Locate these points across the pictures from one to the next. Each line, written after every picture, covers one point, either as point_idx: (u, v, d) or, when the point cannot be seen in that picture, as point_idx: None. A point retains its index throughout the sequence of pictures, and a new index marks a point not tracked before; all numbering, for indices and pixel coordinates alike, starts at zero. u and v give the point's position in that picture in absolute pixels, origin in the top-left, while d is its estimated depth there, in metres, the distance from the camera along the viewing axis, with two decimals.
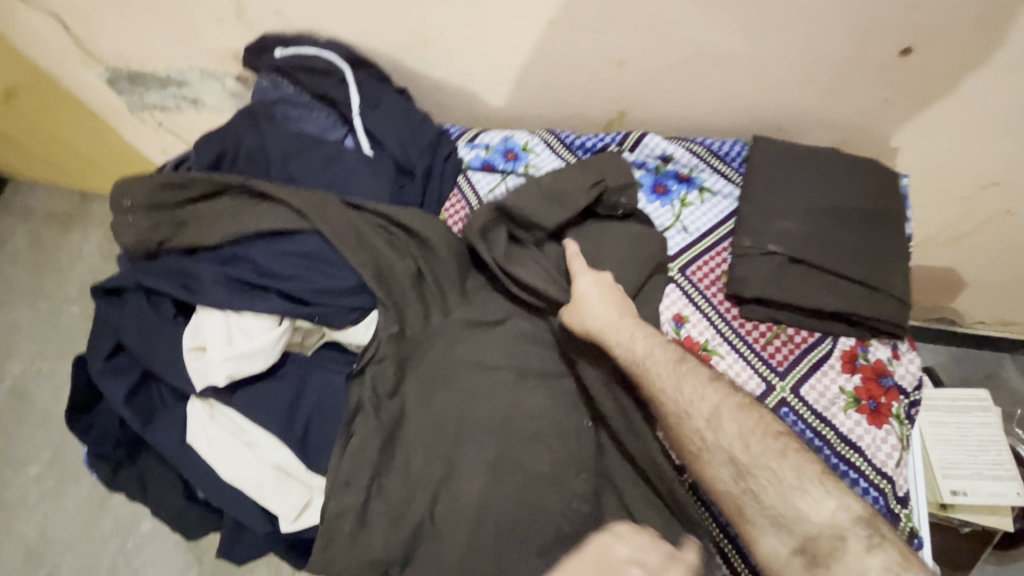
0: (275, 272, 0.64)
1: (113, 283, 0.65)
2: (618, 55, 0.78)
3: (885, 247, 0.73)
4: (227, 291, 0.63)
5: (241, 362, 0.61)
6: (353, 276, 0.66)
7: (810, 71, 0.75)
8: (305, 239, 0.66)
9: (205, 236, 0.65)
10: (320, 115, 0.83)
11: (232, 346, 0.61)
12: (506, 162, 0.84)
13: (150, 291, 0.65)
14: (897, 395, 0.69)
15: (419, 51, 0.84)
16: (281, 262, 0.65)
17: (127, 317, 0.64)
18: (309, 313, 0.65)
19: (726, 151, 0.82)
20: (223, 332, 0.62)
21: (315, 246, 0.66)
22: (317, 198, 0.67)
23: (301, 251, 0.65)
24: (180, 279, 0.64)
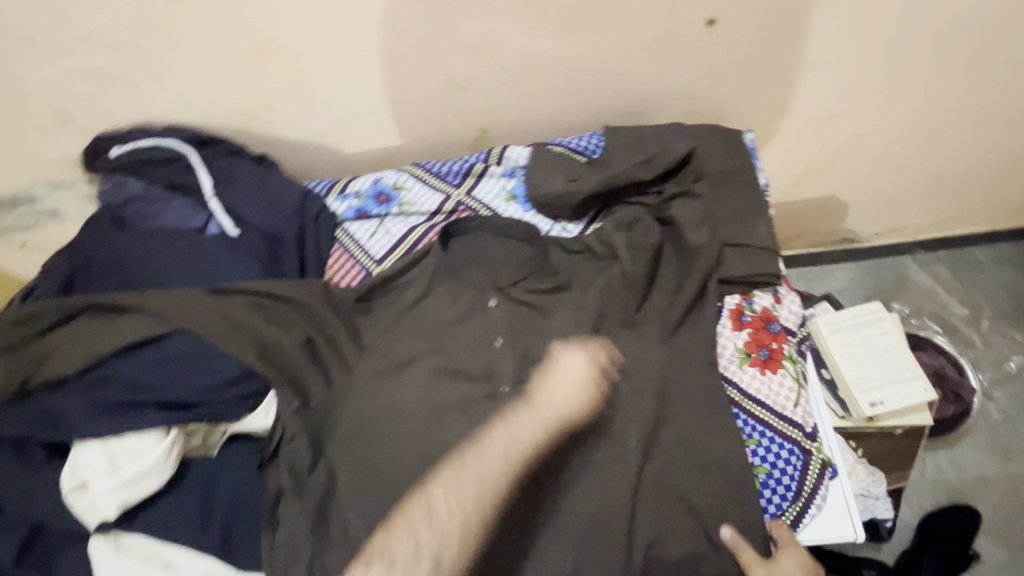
0: (149, 383, 0.62)
1: None
2: (457, 79, 0.80)
3: (740, 204, 0.78)
4: (101, 417, 0.60)
5: (130, 487, 0.59)
6: (235, 365, 0.64)
7: (635, 56, 0.79)
8: (174, 342, 0.64)
9: (65, 366, 0.62)
10: (174, 203, 0.79)
11: (117, 474, 0.59)
12: (379, 206, 0.84)
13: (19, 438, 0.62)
14: (786, 337, 0.74)
15: (262, 117, 0.82)
16: (154, 371, 0.62)
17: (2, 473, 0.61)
18: (196, 415, 0.63)
19: (586, 145, 0.84)
20: (105, 461, 0.60)
21: (187, 346, 0.64)
22: (179, 296, 0.66)
23: (172, 354, 0.63)
24: (48, 419, 0.61)
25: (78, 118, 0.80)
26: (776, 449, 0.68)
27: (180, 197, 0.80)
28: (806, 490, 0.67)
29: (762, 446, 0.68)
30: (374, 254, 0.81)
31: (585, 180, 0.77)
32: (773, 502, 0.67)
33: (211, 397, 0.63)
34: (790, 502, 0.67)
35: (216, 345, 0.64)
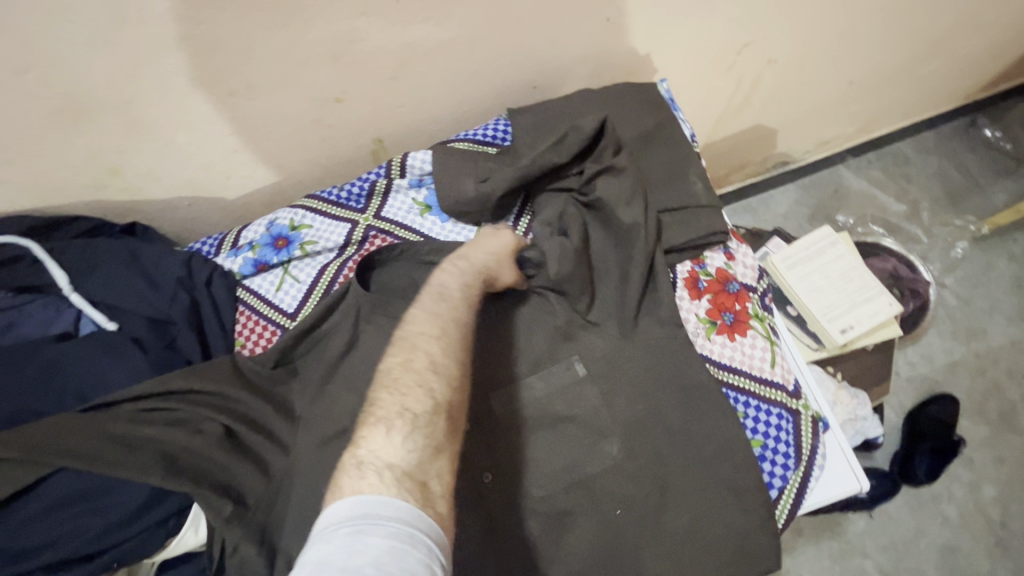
0: (37, 540, 0.52)
1: None
2: (329, 93, 0.69)
3: (669, 164, 0.71)
4: None
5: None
6: (141, 489, 0.54)
7: (522, 27, 0.70)
8: (62, 480, 0.54)
9: None
10: (29, 309, 0.66)
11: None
12: (278, 253, 0.74)
13: None
14: (747, 295, 0.69)
15: (113, 183, 0.70)
16: (47, 521, 0.53)
17: None
18: (107, 561, 0.53)
19: (492, 132, 0.75)
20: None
21: (80, 482, 0.54)
22: (49, 426, 0.55)
23: (57, 499, 0.53)
24: None
25: None
26: (765, 417, 0.63)
27: (36, 299, 0.67)
28: (804, 454, 0.63)
29: (750, 417, 0.63)
30: (286, 308, 0.71)
31: (496, 176, 0.69)
32: (775, 475, 0.62)
33: (120, 533, 0.53)
34: (792, 471, 0.62)
35: (111, 472, 0.54)
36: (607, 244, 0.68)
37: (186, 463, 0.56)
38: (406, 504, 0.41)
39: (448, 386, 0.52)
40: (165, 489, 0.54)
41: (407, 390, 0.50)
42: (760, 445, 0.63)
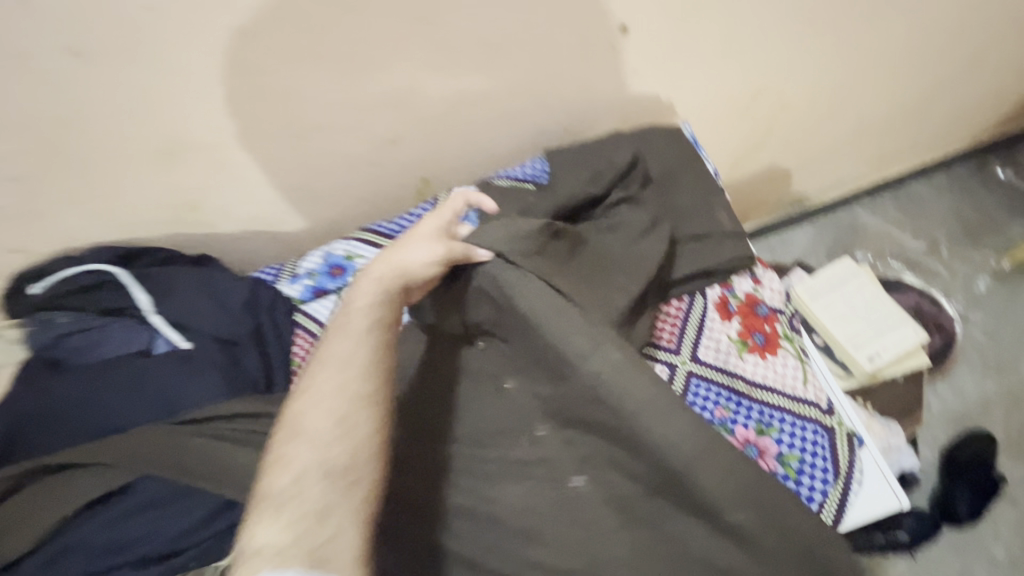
0: (123, 540, 0.55)
1: None
2: (385, 136, 0.77)
3: (696, 196, 0.77)
4: None
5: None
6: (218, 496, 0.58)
7: (558, 77, 0.78)
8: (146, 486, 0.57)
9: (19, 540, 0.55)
10: (110, 329, 0.73)
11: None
12: (335, 280, 0.80)
13: None
14: (775, 317, 0.73)
15: (190, 217, 0.77)
16: (131, 525, 0.56)
17: None
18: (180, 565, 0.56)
19: (530, 172, 0.82)
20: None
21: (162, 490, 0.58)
22: (140, 436, 0.60)
23: (142, 502, 0.57)
24: None
25: None
26: (803, 432, 0.64)
27: (116, 321, 0.73)
28: (843, 469, 0.63)
29: (786, 433, 0.64)
30: None
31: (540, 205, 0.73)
32: (815, 489, 0.62)
33: (197, 539, 0.56)
34: (831, 485, 0.63)
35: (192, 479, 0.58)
36: None
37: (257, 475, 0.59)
38: (316, 536, 0.47)
39: (363, 379, 0.55)
40: (237, 498, 0.58)
41: (332, 409, 0.54)
42: (797, 460, 0.63)
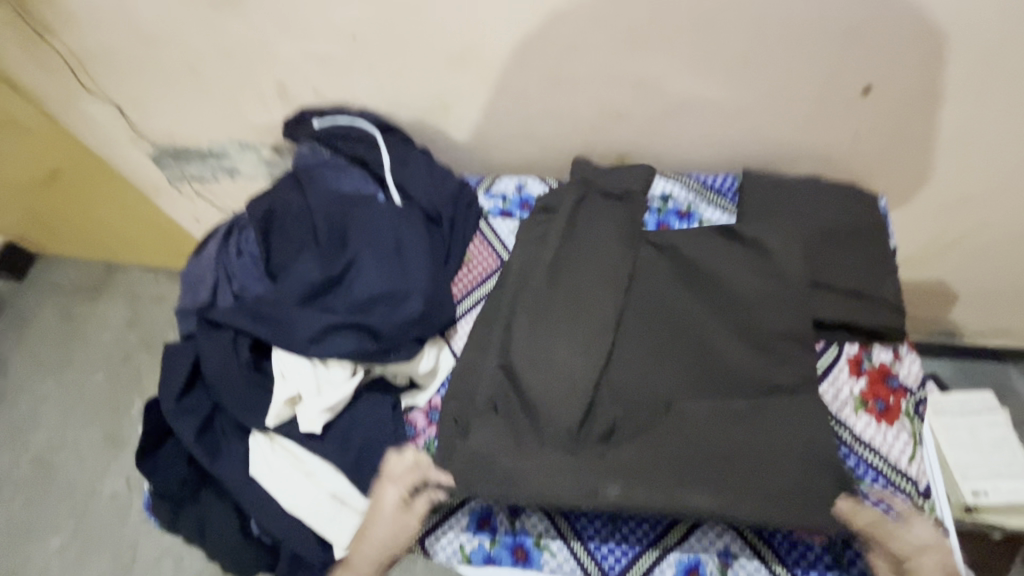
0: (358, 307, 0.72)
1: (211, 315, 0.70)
2: (615, 108, 0.89)
3: (875, 263, 0.80)
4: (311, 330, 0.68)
5: (333, 409, 0.67)
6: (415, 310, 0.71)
7: (785, 110, 0.85)
8: (369, 272, 0.74)
9: (282, 291, 0.72)
10: (352, 173, 0.91)
11: (322, 396, 0.67)
12: (522, 211, 0.93)
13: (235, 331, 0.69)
14: (903, 393, 0.74)
15: (439, 114, 0.94)
16: (354, 299, 0.72)
17: (209, 349, 0.68)
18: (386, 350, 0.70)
19: (719, 185, 0.91)
20: (311, 380, 0.67)
21: (379, 286, 0.73)
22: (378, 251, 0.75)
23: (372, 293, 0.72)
24: (262, 321, 0.69)
25: (292, 92, 0.94)
26: (886, 501, 0.68)
27: (358, 169, 0.92)
28: None
29: (874, 491, 0.68)
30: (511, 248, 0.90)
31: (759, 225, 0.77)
32: None
33: (389, 325, 0.70)
34: None
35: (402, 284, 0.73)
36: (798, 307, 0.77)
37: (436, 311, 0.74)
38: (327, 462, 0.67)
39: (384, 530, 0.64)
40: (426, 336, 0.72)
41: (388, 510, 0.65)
42: None
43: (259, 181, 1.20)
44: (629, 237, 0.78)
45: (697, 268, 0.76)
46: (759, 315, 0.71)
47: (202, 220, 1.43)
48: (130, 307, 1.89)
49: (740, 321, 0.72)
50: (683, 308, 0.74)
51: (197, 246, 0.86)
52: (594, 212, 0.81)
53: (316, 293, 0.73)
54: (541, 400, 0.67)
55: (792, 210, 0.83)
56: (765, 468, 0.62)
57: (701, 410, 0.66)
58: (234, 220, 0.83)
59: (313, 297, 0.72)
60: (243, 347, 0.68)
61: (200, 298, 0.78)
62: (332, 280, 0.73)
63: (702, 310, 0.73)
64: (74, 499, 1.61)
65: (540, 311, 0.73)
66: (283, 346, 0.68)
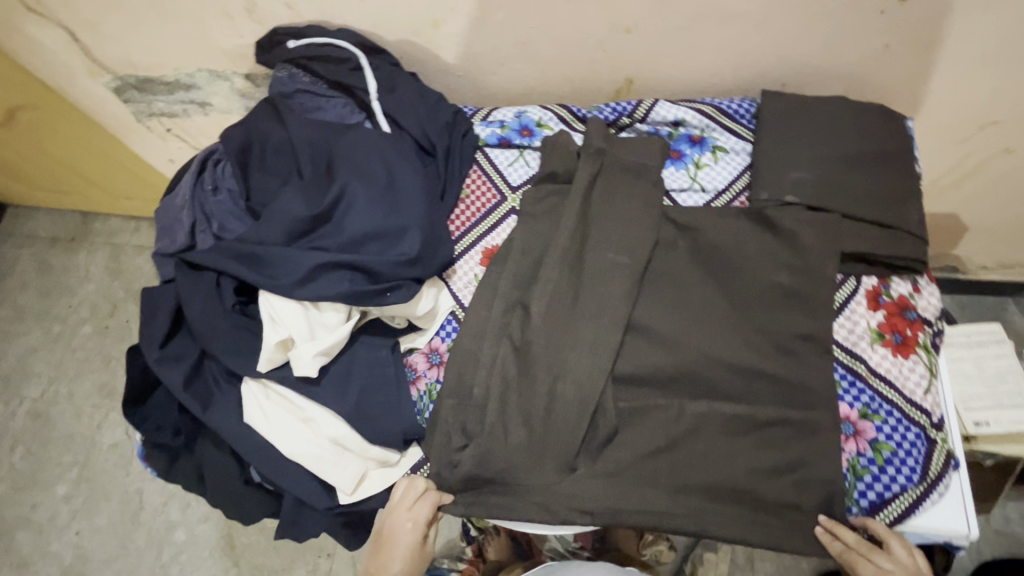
0: (351, 247, 0.66)
1: (190, 256, 0.65)
2: (624, 22, 0.80)
3: (899, 189, 0.75)
4: (301, 272, 0.63)
5: (328, 352, 0.64)
6: (410, 249, 0.66)
7: (811, 22, 0.77)
8: (359, 207, 0.68)
9: (266, 231, 0.66)
10: (335, 100, 0.83)
11: (316, 339, 0.63)
12: (521, 140, 0.86)
13: (218, 273, 0.64)
14: (921, 326, 0.72)
15: (429, 33, 0.85)
16: (344, 237, 0.67)
17: (191, 291, 0.63)
18: (382, 291, 0.66)
19: (734, 108, 0.85)
20: (303, 323, 0.63)
21: (371, 221, 0.67)
22: (371, 187, 0.69)
23: (364, 231, 0.67)
24: (246, 262, 0.64)
25: (262, 9, 0.84)
26: (901, 434, 0.66)
27: (342, 96, 0.84)
28: (930, 476, 0.65)
29: (888, 425, 0.67)
30: (511, 181, 0.84)
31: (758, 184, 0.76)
32: (894, 481, 0.65)
33: (383, 264, 0.65)
34: (912, 484, 0.65)
35: (396, 222, 0.67)
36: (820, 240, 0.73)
37: (433, 249, 0.69)
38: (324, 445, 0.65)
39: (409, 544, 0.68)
40: (423, 276, 0.67)
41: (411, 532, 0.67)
42: (889, 450, 0.66)
43: (234, 116, 1.11)
44: (645, 224, 0.72)
45: (719, 264, 0.71)
46: (778, 320, 0.69)
47: (177, 160, 1.34)
48: (112, 256, 1.81)
49: (759, 328, 0.69)
50: (698, 300, 0.70)
51: (170, 184, 0.79)
52: (610, 193, 0.74)
53: (303, 231, 0.67)
54: (550, 412, 0.65)
55: (811, 135, 0.78)
56: (766, 487, 0.64)
57: (712, 427, 0.65)
58: (209, 155, 0.75)
59: (299, 235, 0.67)
60: (228, 289, 0.64)
61: (177, 239, 0.73)
62: (319, 217, 0.68)
63: (716, 302, 0.70)
64: (76, 449, 1.61)
65: (550, 310, 0.68)
66: (270, 287, 0.63)
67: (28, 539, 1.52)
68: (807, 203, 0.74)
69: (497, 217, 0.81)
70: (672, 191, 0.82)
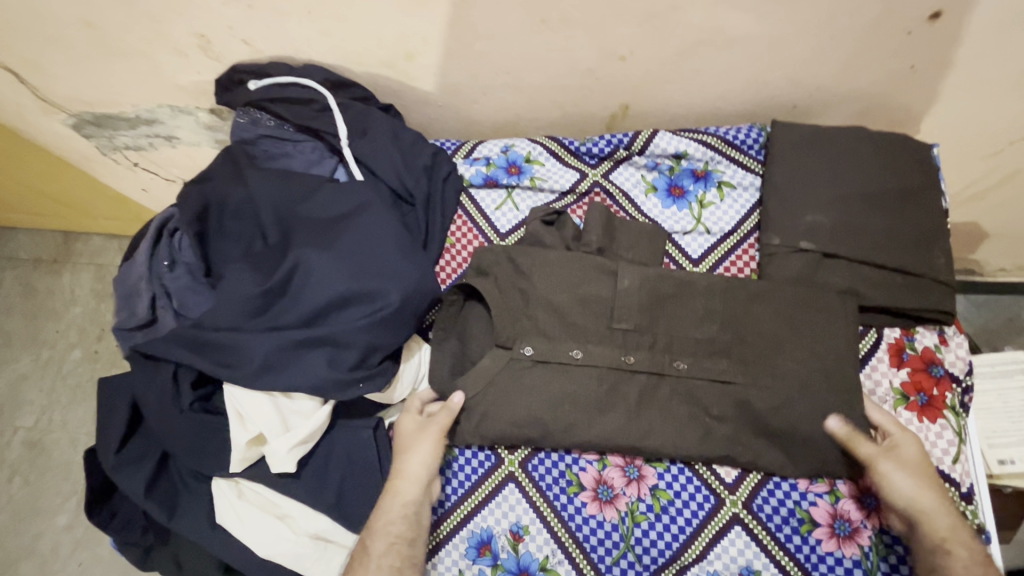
0: (319, 319, 0.59)
1: (144, 346, 0.59)
2: (618, 49, 0.73)
3: (924, 229, 0.68)
4: (264, 354, 0.56)
5: (305, 442, 0.57)
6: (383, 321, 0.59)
7: (825, 43, 0.69)
8: (322, 270, 0.59)
9: (221, 311, 0.58)
10: (303, 145, 0.76)
11: (291, 431, 0.57)
12: (509, 178, 0.78)
13: (174, 364, 0.58)
14: (949, 384, 0.66)
15: (403, 65, 0.77)
16: (305, 305, 0.58)
17: (148, 386, 0.58)
18: (355, 379, 0.58)
19: (742, 138, 0.77)
20: (274, 417, 0.57)
21: (336, 287, 0.59)
22: (341, 249, 0.62)
23: (333, 299, 0.59)
24: (204, 351, 0.57)
25: (218, 45, 0.76)
26: None
27: (311, 140, 0.77)
28: None
29: None
30: (499, 227, 0.77)
31: (769, 228, 0.70)
32: None
33: (355, 334, 0.58)
34: None
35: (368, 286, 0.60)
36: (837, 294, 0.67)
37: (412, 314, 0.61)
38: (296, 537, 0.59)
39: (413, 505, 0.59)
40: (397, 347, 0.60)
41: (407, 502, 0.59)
42: None
43: (203, 149, 1.03)
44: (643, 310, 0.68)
45: (734, 346, 0.65)
46: (798, 414, 0.62)
47: (150, 190, 1.27)
48: (97, 280, 1.75)
49: (777, 418, 0.63)
50: (706, 382, 0.64)
51: (128, 250, 0.72)
52: (611, 227, 0.72)
53: (258, 301, 0.58)
54: None
55: (828, 169, 0.71)
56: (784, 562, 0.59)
57: None
58: (164, 222, 0.68)
59: (253, 308, 0.58)
60: (185, 384, 0.57)
61: (137, 317, 0.67)
62: (278, 288, 0.59)
63: (726, 388, 0.64)
64: (73, 478, 1.58)
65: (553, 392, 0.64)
66: (229, 378, 0.57)
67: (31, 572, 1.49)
68: (823, 249, 0.67)
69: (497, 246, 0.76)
70: (675, 234, 0.75)
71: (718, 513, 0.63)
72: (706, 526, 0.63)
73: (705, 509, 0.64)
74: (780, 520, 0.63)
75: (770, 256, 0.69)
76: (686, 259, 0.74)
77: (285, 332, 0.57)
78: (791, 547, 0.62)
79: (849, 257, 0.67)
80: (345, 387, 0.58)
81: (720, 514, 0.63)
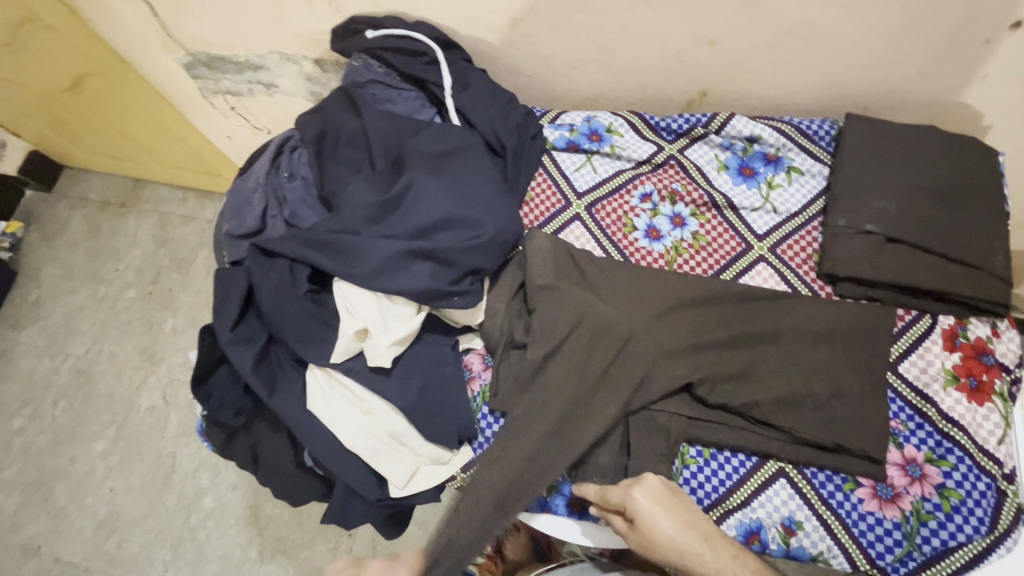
0: (425, 236, 0.65)
1: (264, 241, 0.65)
2: (710, 34, 0.78)
3: (985, 226, 0.72)
4: (376, 258, 0.63)
5: (400, 343, 0.64)
6: (480, 245, 0.66)
7: (909, 45, 0.74)
8: (431, 192, 0.66)
9: (341, 218, 0.65)
10: (407, 93, 0.84)
11: (389, 330, 0.63)
12: (590, 144, 0.84)
13: (291, 260, 0.65)
14: (998, 372, 0.69)
15: (505, 31, 0.84)
16: (414, 220, 0.65)
17: (267, 277, 0.64)
18: (451, 294, 0.64)
19: (814, 129, 0.82)
20: (377, 315, 0.63)
21: (442, 208, 0.66)
22: (447, 177, 0.68)
23: (438, 219, 0.65)
24: (321, 250, 0.64)
25: None
26: (970, 483, 0.64)
27: (414, 89, 0.85)
28: (998, 529, 0.63)
29: (958, 471, 0.65)
30: (576, 187, 0.83)
31: (836, 211, 0.74)
32: (960, 530, 0.63)
33: (457, 253, 0.64)
34: (978, 535, 0.63)
35: (470, 213, 0.66)
36: (899, 277, 0.70)
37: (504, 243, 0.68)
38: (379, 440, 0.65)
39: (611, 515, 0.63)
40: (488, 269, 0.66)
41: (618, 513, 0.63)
42: (957, 498, 0.64)
43: (298, 99, 1.12)
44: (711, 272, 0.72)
45: (798, 318, 0.69)
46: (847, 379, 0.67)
47: (235, 137, 1.36)
48: (158, 223, 1.83)
49: (825, 377, 0.67)
50: (766, 342, 0.69)
51: (242, 167, 0.80)
52: None
53: (371, 211, 0.66)
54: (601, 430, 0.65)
55: (896, 162, 0.75)
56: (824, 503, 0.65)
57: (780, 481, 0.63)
58: (284, 141, 0.76)
59: (367, 218, 0.65)
60: (302, 276, 0.65)
61: (250, 223, 0.73)
62: (390, 203, 0.66)
63: (783, 348, 0.68)
64: (114, 409, 1.61)
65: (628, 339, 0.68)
66: (342, 275, 0.63)
67: (65, 491, 1.53)
68: (888, 233, 0.71)
69: (574, 202, 0.82)
70: (742, 210, 0.80)
71: (764, 465, 0.67)
72: (750, 479, 0.67)
73: (749, 464, 0.67)
74: (824, 479, 0.66)
75: (835, 236, 0.73)
76: (750, 233, 0.79)
77: (395, 242, 0.64)
78: (833, 502, 0.65)
79: (910, 245, 0.71)
80: (441, 299, 0.64)
81: (766, 467, 0.67)
